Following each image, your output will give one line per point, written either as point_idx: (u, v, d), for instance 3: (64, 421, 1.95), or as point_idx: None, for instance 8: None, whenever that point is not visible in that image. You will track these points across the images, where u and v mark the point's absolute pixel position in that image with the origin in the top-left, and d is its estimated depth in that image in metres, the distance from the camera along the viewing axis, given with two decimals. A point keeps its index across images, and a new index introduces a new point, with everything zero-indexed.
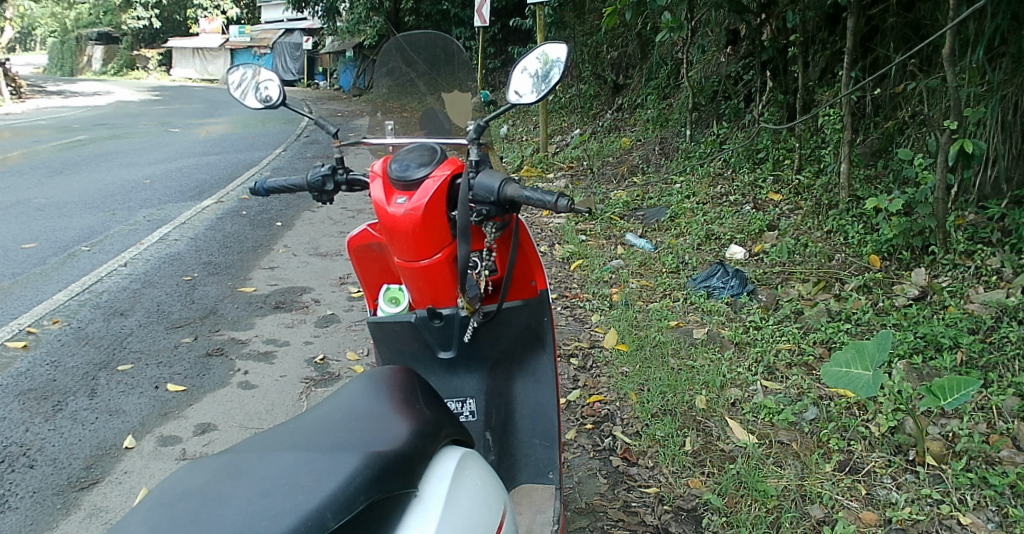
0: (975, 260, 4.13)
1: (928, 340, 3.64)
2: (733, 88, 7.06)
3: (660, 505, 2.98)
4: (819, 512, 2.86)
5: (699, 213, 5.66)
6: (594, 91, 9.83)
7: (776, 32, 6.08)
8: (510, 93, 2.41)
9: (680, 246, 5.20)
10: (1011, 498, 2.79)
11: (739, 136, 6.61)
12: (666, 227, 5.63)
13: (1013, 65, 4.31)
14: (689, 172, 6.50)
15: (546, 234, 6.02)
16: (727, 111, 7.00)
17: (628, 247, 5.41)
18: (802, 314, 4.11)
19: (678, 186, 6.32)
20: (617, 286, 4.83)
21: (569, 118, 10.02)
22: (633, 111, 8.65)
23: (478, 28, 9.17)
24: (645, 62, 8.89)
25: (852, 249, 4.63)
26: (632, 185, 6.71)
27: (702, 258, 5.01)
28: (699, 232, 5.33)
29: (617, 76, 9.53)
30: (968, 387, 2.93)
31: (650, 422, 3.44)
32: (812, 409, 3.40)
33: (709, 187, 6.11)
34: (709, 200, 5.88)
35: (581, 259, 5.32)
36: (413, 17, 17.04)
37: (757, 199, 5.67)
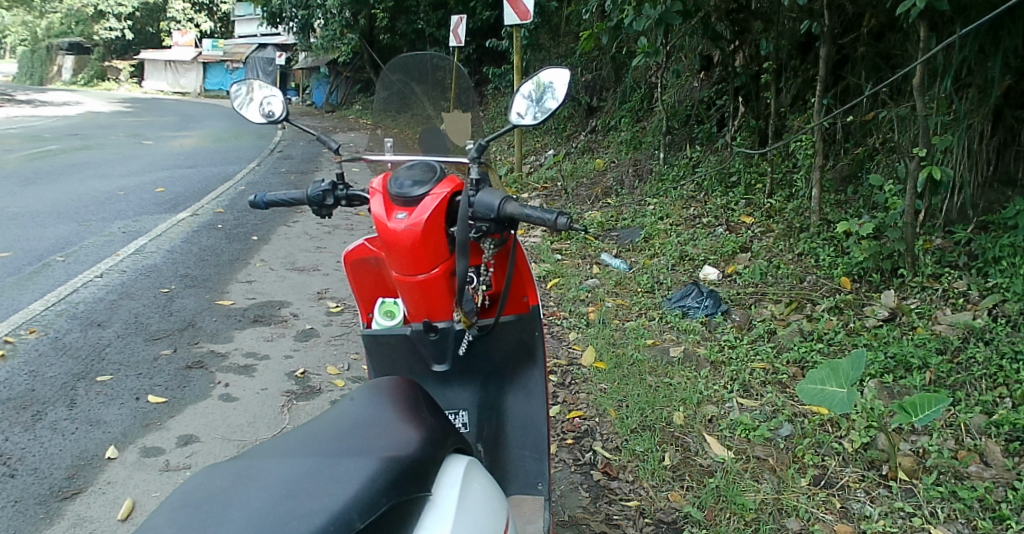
0: (943, 283, 4.28)
1: (898, 360, 3.79)
2: (707, 113, 7.20)
3: (641, 517, 3.06)
4: (796, 525, 2.96)
5: (673, 234, 5.76)
6: (569, 113, 9.91)
7: (749, 59, 6.34)
8: (509, 115, 2.51)
9: (655, 266, 5.30)
10: (979, 510, 2.93)
11: (711, 160, 6.73)
12: (641, 247, 5.72)
13: (978, 96, 4.49)
14: (662, 195, 6.61)
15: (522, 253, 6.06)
16: (700, 136, 7.12)
17: (604, 267, 5.50)
18: (776, 334, 4.20)
19: (652, 208, 6.41)
20: (593, 305, 4.88)
21: (542, 139, 10.14)
22: (607, 134, 8.79)
23: (454, 48, 9.26)
24: (620, 87, 9.04)
25: (823, 271, 4.75)
26: (606, 207, 6.80)
27: (678, 278, 5.11)
28: (674, 253, 5.42)
29: (592, 99, 9.65)
30: (938, 405, 3.06)
31: (629, 437, 3.49)
32: (786, 426, 3.50)
33: (682, 208, 6.21)
34: (682, 222, 5.99)
35: (558, 277, 5.38)
36: (387, 35, 17.34)
37: (730, 221, 5.78)
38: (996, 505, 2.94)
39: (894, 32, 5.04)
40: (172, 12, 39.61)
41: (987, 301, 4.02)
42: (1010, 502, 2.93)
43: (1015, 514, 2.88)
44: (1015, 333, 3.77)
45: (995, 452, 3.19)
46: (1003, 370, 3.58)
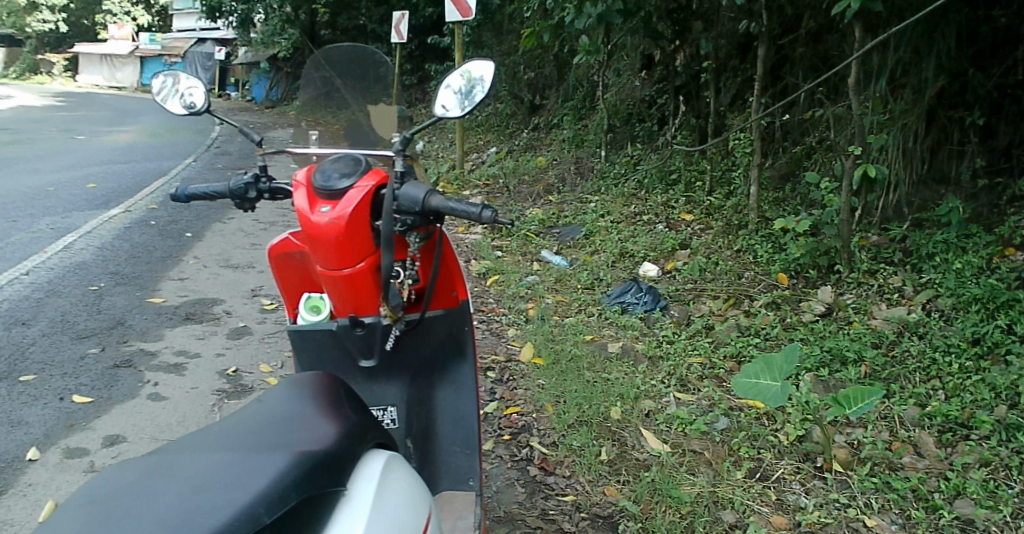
0: (878, 278, 4.34)
1: (834, 354, 3.84)
2: (648, 112, 7.25)
3: (578, 512, 3.02)
4: (732, 517, 2.96)
5: (614, 232, 5.70)
6: (512, 110, 9.91)
7: (690, 58, 6.41)
8: (436, 107, 2.48)
9: (595, 263, 5.21)
10: (913, 501, 2.98)
11: (653, 158, 6.76)
12: (581, 244, 5.70)
13: (913, 96, 4.59)
14: (605, 192, 6.59)
15: (461, 249, 5.97)
16: (642, 134, 7.16)
17: (545, 264, 5.39)
18: (713, 329, 4.20)
19: (593, 205, 6.33)
20: (533, 302, 4.79)
21: (485, 136, 10.11)
22: (549, 132, 8.80)
23: (396, 44, 9.19)
24: (563, 85, 9.02)
25: (761, 267, 4.78)
26: (548, 204, 6.76)
27: (617, 274, 5.04)
28: (614, 249, 5.36)
29: (535, 98, 9.65)
30: (871, 397, 3.13)
31: (567, 432, 3.43)
32: (722, 420, 3.51)
33: (622, 206, 6.15)
34: (623, 219, 5.93)
35: (497, 274, 5.28)
36: (329, 31, 17.16)
37: (670, 218, 5.79)
38: (929, 495, 2.99)
39: (832, 33, 5.16)
40: (111, 6, 38.65)
41: (921, 296, 4.09)
42: (942, 492, 2.99)
43: (947, 504, 2.94)
44: (947, 327, 3.86)
45: (928, 443, 3.26)
46: (935, 363, 3.67)
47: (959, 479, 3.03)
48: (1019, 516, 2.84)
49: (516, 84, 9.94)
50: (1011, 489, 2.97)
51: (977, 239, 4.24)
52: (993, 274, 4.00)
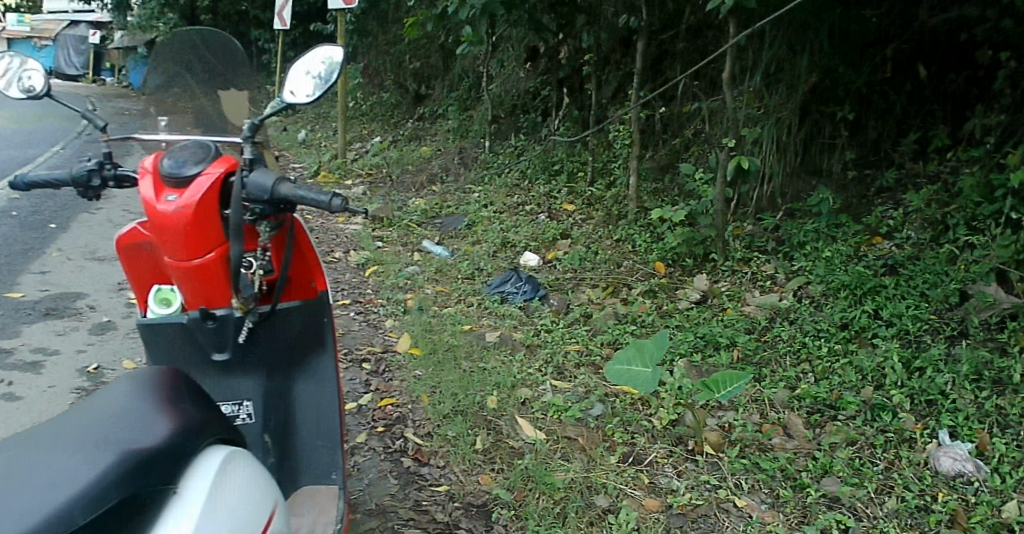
0: (752, 267, 4.49)
1: (707, 340, 3.88)
2: (534, 103, 7.29)
3: (451, 502, 2.98)
4: (605, 502, 2.98)
5: (496, 221, 5.65)
6: (396, 100, 9.81)
7: (574, 50, 6.48)
8: (289, 92, 2.38)
9: (476, 253, 5.12)
10: (781, 480, 3.10)
11: (536, 149, 6.80)
12: (464, 234, 5.54)
13: (787, 91, 4.75)
14: (489, 183, 6.58)
15: (339, 240, 5.55)
16: (526, 125, 7.24)
17: (426, 254, 5.21)
18: (591, 317, 4.18)
19: (476, 195, 6.31)
20: (412, 292, 4.62)
21: (369, 124, 9.83)
22: (434, 121, 8.73)
23: (278, 30, 8.92)
24: (450, 75, 8.88)
25: (639, 256, 4.86)
26: (432, 194, 6.62)
27: (497, 265, 4.94)
28: (495, 240, 5.29)
29: (420, 87, 9.48)
30: (739, 381, 3.11)
31: (442, 423, 3.35)
32: (597, 406, 3.48)
33: (506, 196, 6.16)
34: (505, 209, 5.91)
35: (376, 266, 5.04)
36: (209, 16, 16.53)
37: (552, 208, 5.83)
38: (797, 473, 3.12)
39: (710, 29, 5.30)
40: None
41: (793, 283, 4.22)
42: (809, 471, 3.13)
43: (813, 482, 3.08)
44: (816, 312, 3.99)
45: (797, 424, 3.35)
46: (805, 346, 3.79)
47: (825, 457, 3.17)
48: (883, 492, 3.03)
49: (402, 73, 9.80)
50: (876, 466, 3.15)
51: (845, 228, 4.45)
52: (860, 262, 4.19)
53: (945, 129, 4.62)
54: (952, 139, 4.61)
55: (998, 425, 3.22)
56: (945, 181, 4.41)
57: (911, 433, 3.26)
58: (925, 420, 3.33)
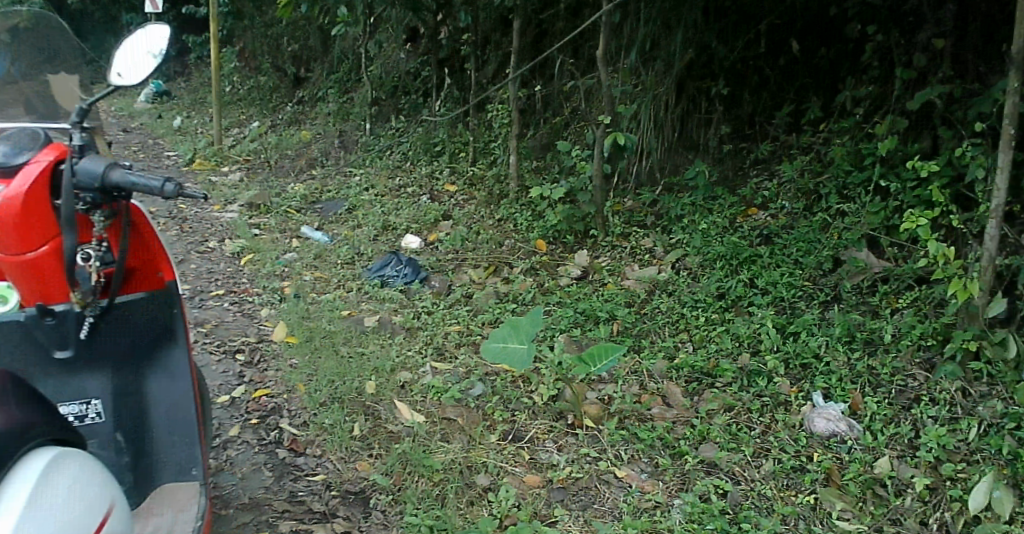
0: (631, 241, 4.47)
1: (587, 315, 3.86)
2: (414, 85, 6.71)
3: (327, 491, 2.92)
4: (485, 480, 2.98)
5: (377, 205, 5.25)
6: (273, 83, 8.78)
7: (453, 31, 6.22)
8: (133, 78, 2.13)
9: (357, 237, 4.77)
10: (660, 449, 3.16)
11: (417, 131, 6.23)
12: (345, 219, 5.15)
13: (664, 68, 4.88)
14: (370, 165, 6.08)
15: (212, 228, 5.13)
16: (409, 106, 6.69)
17: (304, 241, 4.86)
18: (472, 297, 4.06)
19: (356, 179, 5.82)
20: (289, 280, 4.35)
21: (245, 110, 8.65)
22: (314, 104, 7.92)
23: (148, 13, 8.40)
24: (330, 58, 8.02)
25: (520, 235, 4.69)
26: (311, 180, 6.04)
27: (379, 248, 4.64)
28: (376, 223, 4.93)
29: (298, 71, 8.65)
30: (614, 353, 3.13)
31: (318, 411, 3.29)
32: (478, 385, 3.44)
33: (387, 179, 5.71)
34: (386, 193, 5.48)
35: (252, 253, 4.69)
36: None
37: (433, 190, 5.44)
38: (675, 442, 3.19)
39: (588, 7, 5.33)
40: None
41: (671, 256, 4.24)
42: (687, 438, 3.20)
43: (692, 449, 3.16)
44: (694, 284, 4.03)
45: (676, 394, 3.40)
46: (683, 317, 3.82)
47: (703, 425, 3.24)
48: (760, 455, 3.15)
49: (279, 55, 8.83)
50: (754, 430, 3.25)
51: (721, 201, 4.52)
52: (735, 233, 4.26)
53: (818, 102, 4.68)
54: (824, 112, 4.67)
55: (871, 384, 3.40)
56: (817, 152, 4.50)
57: (787, 396, 3.37)
58: (800, 383, 3.44)
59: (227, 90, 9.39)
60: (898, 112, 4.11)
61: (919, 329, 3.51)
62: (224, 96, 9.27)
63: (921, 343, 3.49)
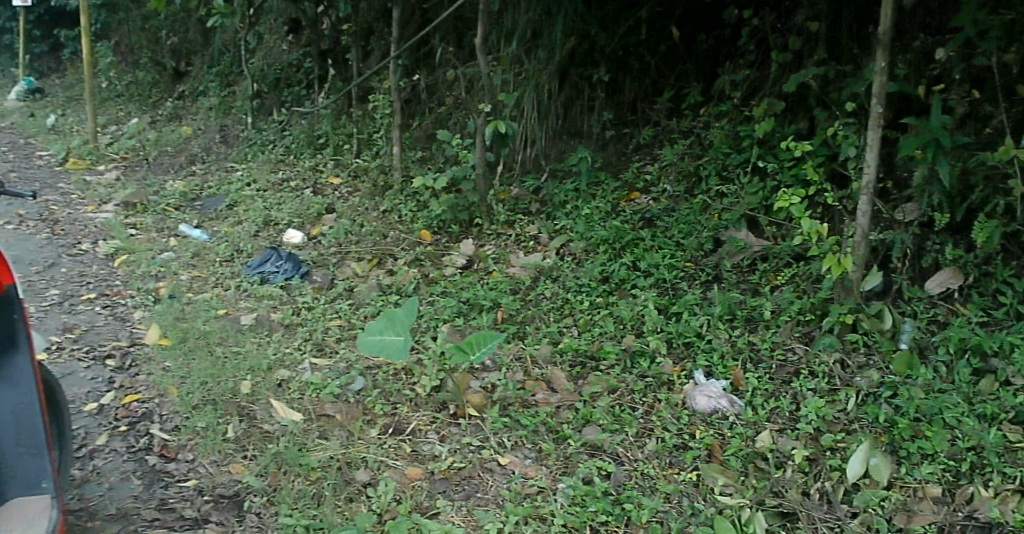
0: (515, 228, 4.47)
1: (471, 304, 3.84)
2: (296, 77, 6.47)
3: (200, 496, 2.83)
4: (364, 476, 2.94)
5: (259, 200, 5.08)
6: (153, 79, 8.25)
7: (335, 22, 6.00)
8: None
9: (237, 234, 4.63)
10: (543, 434, 3.16)
11: (301, 123, 6.02)
12: (225, 216, 4.97)
13: (547, 55, 4.89)
14: (252, 160, 5.85)
15: (85, 229, 4.88)
16: (289, 99, 6.45)
17: (182, 239, 4.69)
18: (354, 291, 3.99)
19: (240, 173, 5.59)
20: (165, 280, 4.20)
21: (125, 108, 7.95)
22: (195, 99, 7.61)
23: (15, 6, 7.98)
24: (209, 51, 7.71)
25: (404, 226, 4.62)
26: (191, 175, 5.79)
27: (260, 244, 4.51)
28: (257, 218, 4.79)
29: (179, 67, 8.21)
30: (492, 341, 3.18)
31: (191, 414, 3.19)
32: (358, 380, 3.40)
33: (269, 173, 5.50)
34: (269, 187, 5.30)
35: (126, 254, 4.49)
36: None
37: (317, 183, 5.28)
38: (558, 426, 3.19)
39: None
40: None
41: (556, 242, 4.24)
42: (570, 422, 3.21)
43: (575, 433, 3.16)
44: (578, 269, 4.04)
45: (559, 378, 3.41)
46: (567, 301, 3.84)
47: (586, 408, 3.25)
48: (643, 435, 3.18)
49: (159, 49, 8.38)
50: (637, 411, 3.28)
51: (605, 186, 4.56)
52: (618, 217, 4.30)
53: (698, 87, 4.78)
54: (704, 96, 4.77)
55: (752, 360, 3.47)
56: (698, 136, 4.56)
57: (669, 376, 3.41)
58: (682, 362, 3.49)
59: (102, 86, 8.68)
60: (775, 95, 4.22)
61: (797, 305, 3.61)
62: (99, 92, 8.51)
63: (800, 318, 3.59)
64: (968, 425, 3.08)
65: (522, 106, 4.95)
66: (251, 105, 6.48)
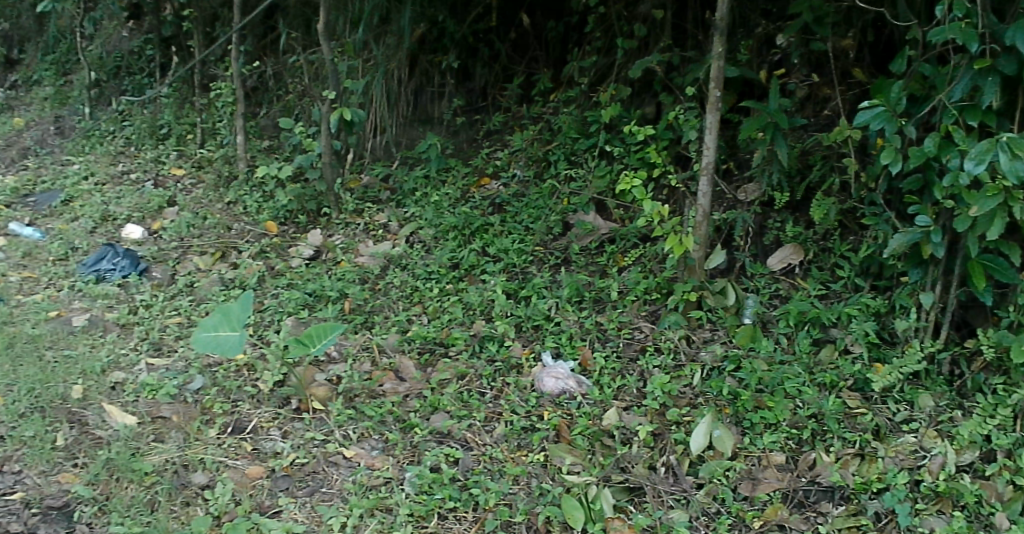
0: (365, 217, 4.39)
1: (317, 295, 3.76)
2: (137, 64, 6.18)
3: (27, 509, 2.70)
4: (202, 478, 2.86)
5: (97, 194, 4.77)
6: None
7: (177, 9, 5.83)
8: None
9: (72, 230, 4.38)
10: (390, 424, 3.14)
11: (141, 112, 5.68)
12: (59, 212, 4.63)
13: (396, 41, 4.79)
14: (90, 152, 5.38)
15: None
16: (130, 87, 6.12)
17: (11, 238, 4.37)
18: (196, 286, 3.87)
19: (76, 167, 5.14)
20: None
21: None
22: (28, 89, 6.80)
23: None
24: (43, 37, 6.92)
25: (250, 217, 4.50)
26: (21, 170, 5.26)
27: (96, 240, 4.32)
28: (94, 213, 4.54)
29: (9, 52, 7.20)
30: (332, 332, 3.23)
31: (17, 423, 3.02)
32: (197, 378, 3.30)
33: (108, 165, 5.15)
34: (108, 180, 4.97)
35: None
36: None
37: (158, 174, 5.04)
38: (405, 415, 3.18)
39: None
40: None
41: (405, 230, 4.21)
42: (417, 411, 3.19)
43: (422, 421, 3.15)
44: (428, 256, 4.03)
45: (407, 367, 3.40)
46: (417, 289, 3.82)
47: (434, 395, 3.25)
48: (491, 419, 3.20)
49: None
50: (486, 396, 3.30)
51: (454, 172, 4.55)
52: (467, 203, 4.32)
53: (547, 73, 4.82)
54: (554, 83, 4.80)
55: (599, 339, 3.54)
56: (547, 121, 4.59)
57: (518, 359, 3.44)
58: (532, 344, 3.54)
59: None
60: (622, 81, 4.27)
61: (643, 284, 3.69)
62: None
63: (646, 297, 3.68)
64: (807, 394, 3.25)
65: (370, 93, 4.83)
66: (88, 95, 6.07)
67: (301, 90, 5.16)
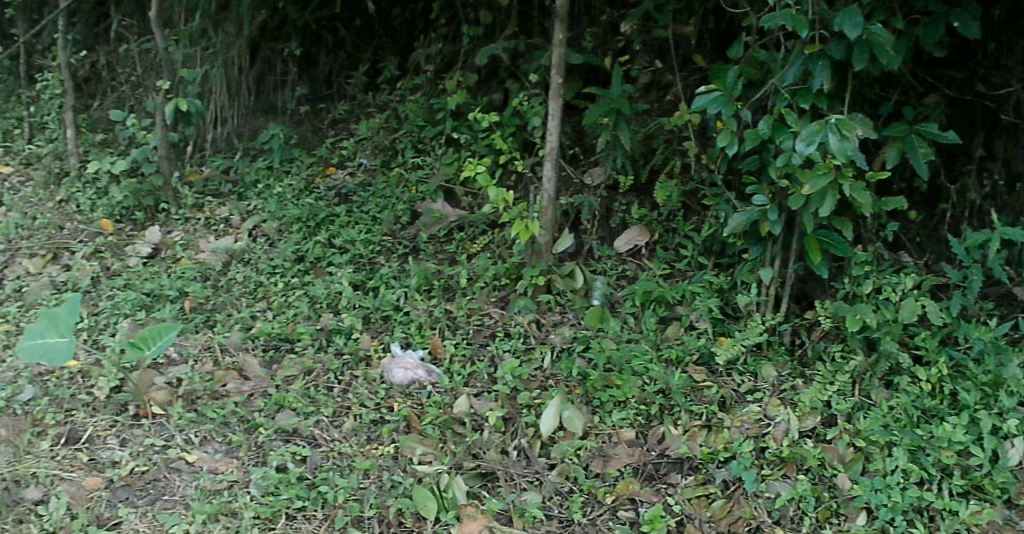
0: (204, 212, 4.28)
1: (155, 295, 3.66)
2: None
3: None
4: (35, 493, 2.76)
5: None
6: None
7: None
8: None
9: None
10: (235, 424, 3.09)
11: None
12: None
13: (234, 28, 4.71)
14: None
15: None
16: None
17: None
18: (24, 291, 3.68)
19: None
20: None
21: None
22: None
23: None
24: None
25: (82, 215, 4.22)
26: None
27: None
28: None
29: None
30: (168, 333, 3.10)
31: None
32: (27, 389, 3.16)
33: None
34: None
35: None
36: None
37: None
38: (250, 415, 3.13)
39: None
40: None
41: (248, 223, 4.11)
42: (262, 410, 3.15)
43: (267, 420, 3.11)
44: (272, 250, 3.96)
45: (251, 365, 3.35)
46: (261, 284, 3.76)
47: (279, 393, 3.21)
48: (341, 414, 3.18)
49: None
50: (334, 390, 3.28)
51: (297, 162, 4.49)
52: (311, 194, 4.25)
53: (393, 61, 4.85)
54: (401, 70, 4.84)
55: (449, 327, 3.57)
56: (393, 109, 4.61)
57: (367, 350, 3.44)
58: (380, 336, 3.54)
59: None
60: (468, 68, 4.38)
61: (492, 270, 3.74)
62: None
63: (495, 282, 3.73)
64: (654, 370, 3.33)
65: (209, 82, 4.70)
66: None
67: (138, 79, 5.03)
